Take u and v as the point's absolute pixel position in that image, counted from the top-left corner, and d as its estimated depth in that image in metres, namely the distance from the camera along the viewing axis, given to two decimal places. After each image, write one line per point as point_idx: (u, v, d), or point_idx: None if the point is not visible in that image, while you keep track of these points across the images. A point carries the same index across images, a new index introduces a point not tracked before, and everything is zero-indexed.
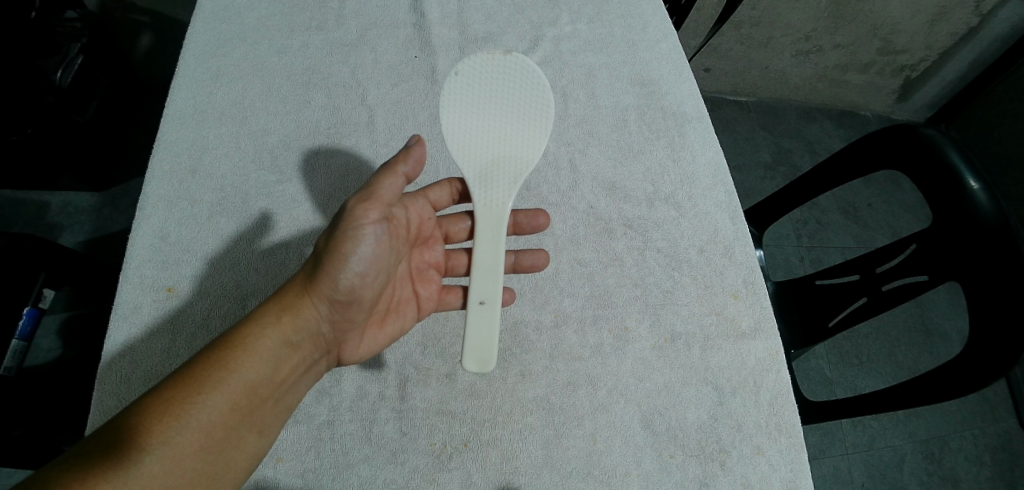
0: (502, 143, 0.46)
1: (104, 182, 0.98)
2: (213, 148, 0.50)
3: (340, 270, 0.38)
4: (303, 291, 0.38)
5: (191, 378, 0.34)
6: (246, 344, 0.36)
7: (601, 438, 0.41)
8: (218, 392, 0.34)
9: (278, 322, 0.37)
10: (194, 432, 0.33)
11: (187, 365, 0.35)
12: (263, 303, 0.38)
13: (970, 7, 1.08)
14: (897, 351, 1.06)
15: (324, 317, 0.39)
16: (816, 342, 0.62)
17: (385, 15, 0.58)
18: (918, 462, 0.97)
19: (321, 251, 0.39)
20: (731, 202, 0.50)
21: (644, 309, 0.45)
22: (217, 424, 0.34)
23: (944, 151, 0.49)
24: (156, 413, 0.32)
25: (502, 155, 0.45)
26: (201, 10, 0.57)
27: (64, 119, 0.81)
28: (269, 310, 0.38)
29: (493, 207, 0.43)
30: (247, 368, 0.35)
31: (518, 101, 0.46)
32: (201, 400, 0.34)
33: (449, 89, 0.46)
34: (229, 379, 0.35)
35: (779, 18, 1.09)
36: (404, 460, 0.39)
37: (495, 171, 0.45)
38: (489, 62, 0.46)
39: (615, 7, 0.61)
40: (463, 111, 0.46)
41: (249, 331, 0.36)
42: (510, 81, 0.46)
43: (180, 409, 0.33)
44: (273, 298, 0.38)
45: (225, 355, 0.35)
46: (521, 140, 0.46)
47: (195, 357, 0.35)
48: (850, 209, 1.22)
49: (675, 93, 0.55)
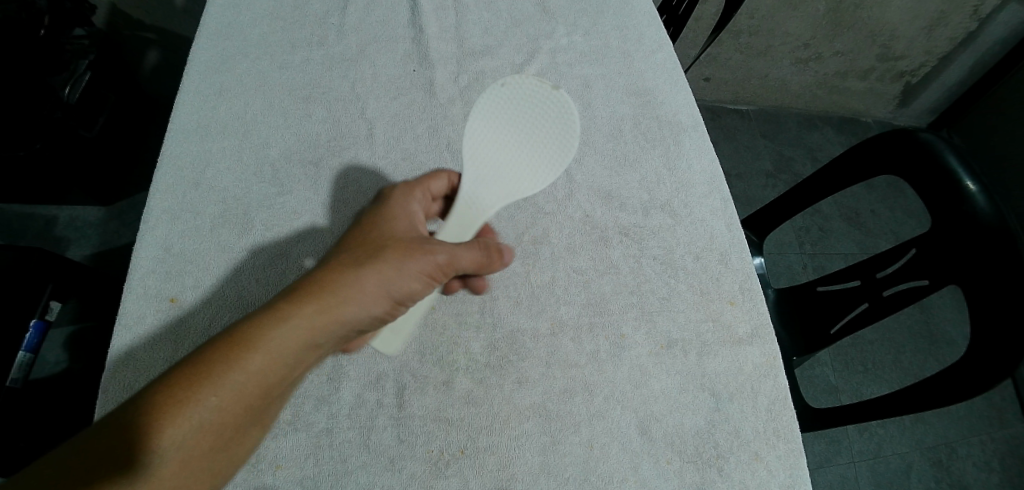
0: (504, 164, 0.45)
1: (110, 196, 1.00)
2: (215, 163, 0.51)
3: (389, 290, 0.37)
4: (349, 300, 0.35)
5: (218, 383, 0.31)
6: (271, 345, 0.32)
7: (598, 444, 0.41)
8: (244, 398, 0.32)
9: (310, 322, 0.34)
10: (211, 439, 0.31)
11: (202, 357, 0.31)
12: (298, 298, 0.34)
13: (969, 12, 1.08)
14: (902, 356, 1.05)
15: (356, 323, 0.36)
16: (817, 349, 0.62)
17: (384, 30, 0.59)
18: (927, 469, 0.96)
19: (377, 267, 0.37)
20: (727, 209, 0.51)
21: (640, 315, 0.46)
22: (224, 430, 0.31)
23: (943, 157, 0.49)
24: (169, 409, 0.30)
25: (503, 173, 0.45)
26: (203, 27, 0.58)
27: (71, 133, 0.83)
28: (297, 301, 0.34)
29: (472, 208, 0.44)
30: (268, 372, 0.32)
31: (542, 137, 0.45)
32: (225, 404, 0.31)
33: (485, 100, 0.45)
34: (253, 386, 0.32)
35: (778, 27, 1.10)
36: (401, 467, 0.39)
37: (488, 182, 0.45)
38: (538, 88, 0.44)
39: (609, 18, 0.62)
40: (492, 115, 0.45)
41: (274, 328, 0.33)
42: (545, 115, 0.44)
43: (200, 414, 0.30)
44: (309, 291, 0.34)
45: (253, 360, 0.32)
46: (523, 172, 0.45)
47: (210, 347, 0.32)
48: (852, 215, 1.22)
49: (671, 103, 0.56)
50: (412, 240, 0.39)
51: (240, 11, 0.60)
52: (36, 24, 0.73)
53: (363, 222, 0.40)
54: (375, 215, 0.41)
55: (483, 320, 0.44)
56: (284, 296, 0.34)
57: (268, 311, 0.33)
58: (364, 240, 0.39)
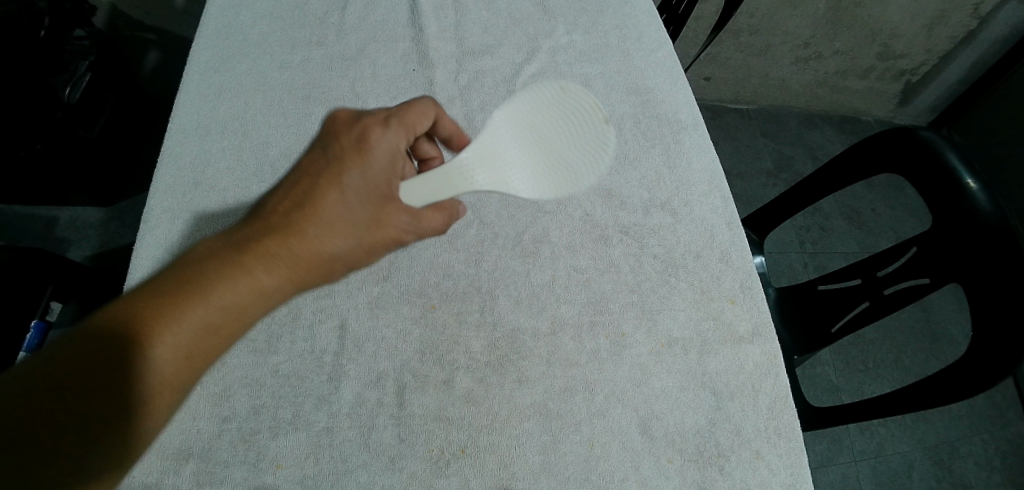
0: (509, 155, 0.43)
1: (112, 197, 1.00)
2: (215, 162, 0.51)
3: (351, 258, 0.37)
4: (313, 269, 0.36)
5: (182, 343, 0.31)
6: (232, 306, 0.33)
7: (598, 443, 0.41)
8: (207, 359, 0.32)
9: (274, 288, 0.34)
10: (171, 396, 0.32)
11: (158, 317, 0.30)
12: (265, 264, 0.34)
13: (969, 10, 1.08)
14: (903, 355, 1.05)
15: (315, 285, 0.37)
16: (818, 348, 0.62)
17: (384, 30, 0.59)
18: (928, 468, 0.95)
19: (344, 235, 0.36)
20: (728, 208, 0.51)
21: (641, 315, 0.46)
22: (183, 387, 0.32)
23: (944, 154, 0.49)
24: (127, 367, 0.30)
25: (504, 163, 0.43)
26: (203, 27, 0.58)
27: (71, 135, 0.83)
28: (261, 265, 0.34)
29: (461, 174, 0.41)
30: (229, 334, 0.33)
31: (558, 154, 0.43)
32: (189, 365, 0.32)
33: (536, 92, 0.45)
34: (217, 348, 0.33)
35: (778, 26, 1.10)
36: (401, 466, 0.39)
37: (488, 164, 0.43)
38: (587, 114, 0.44)
39: (609, 17, 0.62)
40: (528, 107, 0.44)
41: (236, 290, 0.33)
42: (576, 139, 0.44)
43: (162, 372, 0.31)
44: (275, 257, 0.34)
45: (219, 324, 0.32)
46: (521, 174, 0.43)
47: (166, 306, 0.31)
48: (852, 214, 1.22)
49: (670, 101, 0.56)
50: (381, 204, 0.37)
51: (240, 12, 0.60)
52: (36, 24, 0.73)
53: (327, 167, 0.37)
54: (342, 160, 0.37)
55: (483, 319, 0.44)
56: (246, 256, 0.34)
57: (230, 271, 0.33)
58: (329, 196, 0.36)
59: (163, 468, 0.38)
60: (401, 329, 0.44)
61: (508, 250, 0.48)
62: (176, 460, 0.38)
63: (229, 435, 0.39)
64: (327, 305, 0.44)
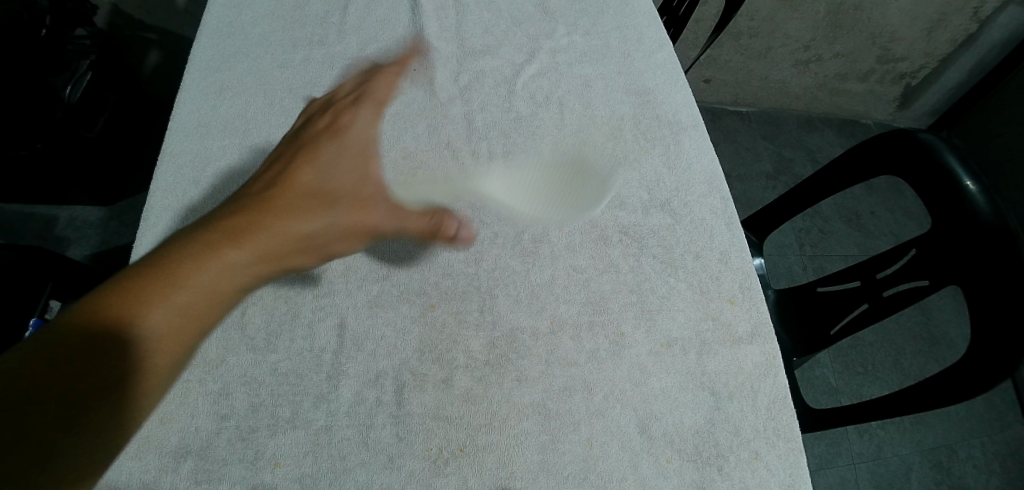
0: (517, 181, 0.51)
1: (112, 196, 1.01)
2: (215, 161, 0.51)
3: (325, 236, 0.39)
4: (289, 245, 0.37)
5: (168, 317, 0.31)
6: (214, 281, 0.33)
7: (597, 443, 0.41)
8: (192, 335, 0.32)
9: (246, 261, 0.35)
10: (156, 375, 0.31)
11: (139, 292, 0.31)
12: (241, 242, 0.35)
13: (969, 14, 1.08)
14: (902, 358, 1.05)
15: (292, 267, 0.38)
16: (818, 350, 0.62)
17: (384, 30, 0.60)
18: (927, 470, 0.95)
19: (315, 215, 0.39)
20: (727, 208, 0.51)
21: (639, 315, 0.46)
22: (163, 362, 0.31)
23: (943, 157, 0.49)
24: (110, 341, 0.29)
25: (509, 186, 0.51)
26: (204, 27, 0.59)
27: (72, 134, 0.83)
28: (235, 240, 0.35)
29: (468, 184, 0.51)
30: (208, 305, 0.33)
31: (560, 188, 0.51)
32: (175, 339, 0.31)
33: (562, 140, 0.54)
34: (201, 323, 0.33)
35: (778, 29, 1.10)
36: (399, 465, 0.39)
37: (495, 182, 0.51)
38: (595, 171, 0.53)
39: (609, 18, 0.62)
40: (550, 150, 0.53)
41: (216, 263, 0.34)
42: (580, 184, 0.52)
43: (149, 346, 0.30)
44: (250, 234, 0.36)
45: (202, 298, 0.33)
46: (521, 198, 0.50)
47: (145, 282, 0.31)
48: (851, 216, 1.22)
49: (669, 102, 0.56)
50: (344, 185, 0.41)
51: (242, 12, 0.60)
52: (37, 24, 0.74)
53: None
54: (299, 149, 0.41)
55: (483, 319, 0.44)
56: (215, 233, 0.35)
57: (206, 248, 0.34)
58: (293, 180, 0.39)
59: (161, 466, 0.38)
60: (400, 328, 0.44)
61: (508, 249, 0.48)
62: (174, 458, 0.38)
63: (228, 433, 0.39)
64: (327, 303, 0.44)
